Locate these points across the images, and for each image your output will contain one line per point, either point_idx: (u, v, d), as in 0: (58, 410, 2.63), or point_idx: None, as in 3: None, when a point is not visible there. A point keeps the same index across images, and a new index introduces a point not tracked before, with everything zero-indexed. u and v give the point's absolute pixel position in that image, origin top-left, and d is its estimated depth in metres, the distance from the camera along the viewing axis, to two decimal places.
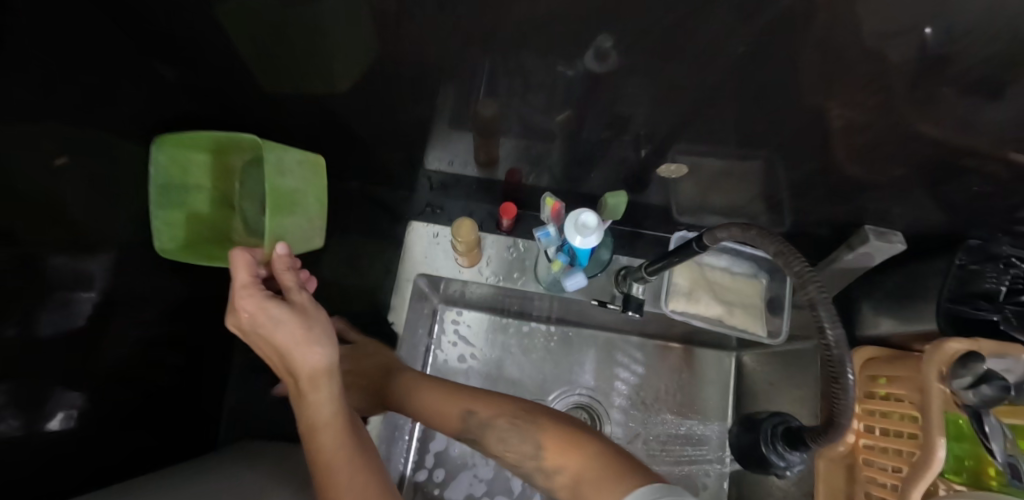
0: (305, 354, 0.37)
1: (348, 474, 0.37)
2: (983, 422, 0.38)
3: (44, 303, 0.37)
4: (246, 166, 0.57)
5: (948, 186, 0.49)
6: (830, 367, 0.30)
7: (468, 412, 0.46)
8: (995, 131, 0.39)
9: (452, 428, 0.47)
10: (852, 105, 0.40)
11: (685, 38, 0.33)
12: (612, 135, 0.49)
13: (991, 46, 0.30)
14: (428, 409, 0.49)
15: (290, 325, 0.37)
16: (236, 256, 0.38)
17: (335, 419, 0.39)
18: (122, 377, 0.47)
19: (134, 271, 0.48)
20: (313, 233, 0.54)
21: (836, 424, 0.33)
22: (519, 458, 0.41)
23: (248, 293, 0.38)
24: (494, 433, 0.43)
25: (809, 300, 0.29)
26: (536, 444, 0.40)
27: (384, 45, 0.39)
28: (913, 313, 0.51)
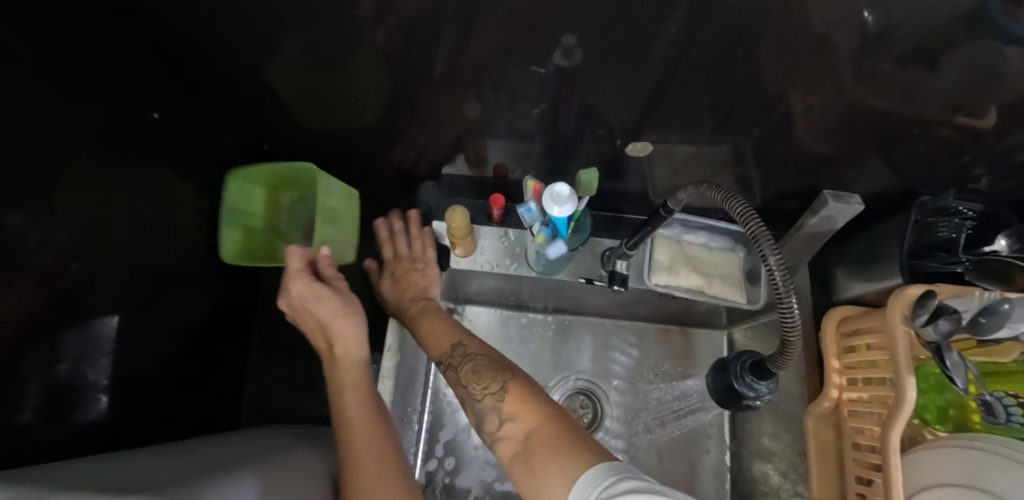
0: (342, 324, 0.49)
1: (365, 431, 0.43)
2: (943, 357, 0.41)
3: (80, 311, 0.40)
4: (292, 202, 0.68)
5: (898, 150, 0.53)
6: (776, 293, 0.33)
7: (459, 345, 0.49)
8: (928, 95, 0.44)
9: (439, 351, 0.50)
10: (798, 84, 0.44)
11: (638, 34, 0.38)
12: (586, 128, 0.54)
13: (902, 17, 0.35)
14: (430, 332, 0.53)
15: (332, 301, 0.49)
16: (294, 250, 0.49)
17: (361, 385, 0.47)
18: (149, 380, 0.51)
19: (163, 280, 0.53)
20: (347, 250, 0.64)
21: (791, 346, 0.36)
22: (482, 393, 0.42)
23: (299, 276, 0.48)
24: (469, 367, 0.45)
25: (751, 236, 0.33)
26: (503, 387, 0.42)
27: (381, 57, 0.44)
28: (881, 272, 0.55)
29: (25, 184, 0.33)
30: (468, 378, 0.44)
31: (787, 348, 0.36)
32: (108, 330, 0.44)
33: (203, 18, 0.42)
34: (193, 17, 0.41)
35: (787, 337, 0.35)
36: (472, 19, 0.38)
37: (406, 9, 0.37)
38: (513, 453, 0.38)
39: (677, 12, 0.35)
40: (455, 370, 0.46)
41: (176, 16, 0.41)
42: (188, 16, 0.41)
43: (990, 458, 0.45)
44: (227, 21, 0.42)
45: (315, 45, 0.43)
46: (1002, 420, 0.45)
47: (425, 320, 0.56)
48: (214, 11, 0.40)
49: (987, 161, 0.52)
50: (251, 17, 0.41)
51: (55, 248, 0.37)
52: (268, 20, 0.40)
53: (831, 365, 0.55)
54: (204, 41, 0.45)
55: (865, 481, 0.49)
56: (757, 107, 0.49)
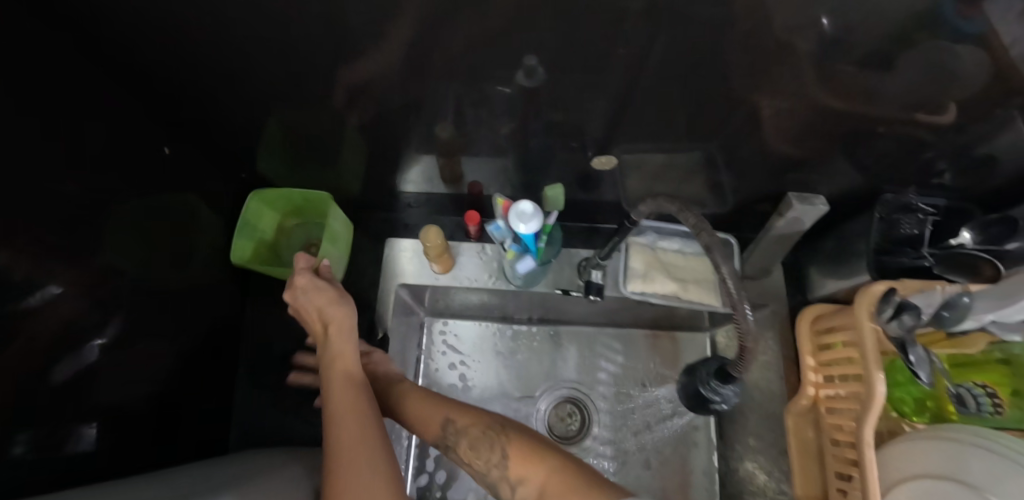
0: (337, 309, 0.55)
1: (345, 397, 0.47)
2: (906, 352, 0.42)
3: (66, 349, 0.41)
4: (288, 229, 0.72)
5: (862, 150, 0.54)
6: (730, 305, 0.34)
7: (448, 420, 0.48)
8: (886, 94, 0.45)
9: (432, 434, 0.49)
10: (760, 90, 0.45)
11: (597, 52, 0.40)
12: (557, 143, 0.55)
13: (850, 19, 0.36)
14: (416, 413, 0.52)
15: (328, 291, 0.57)
16: (300, 255, 0.59)
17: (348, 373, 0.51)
18: (139, 405, 0.51)
19: (150, 307, 0.53)
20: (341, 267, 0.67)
21: (745, 348, 0.38)
22: (487, 465, 0.43)
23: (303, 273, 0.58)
24: (466, 442, 0.46)
25: (704, 245, 0.34)
26: (504, 454, 0.43)
27: (352, 76, 0.45)
28: (850, 270, 0.57)
29: (12, 212, 0.34)
30: (468, 456, 0.45)
31: (745, 352, 0.39)
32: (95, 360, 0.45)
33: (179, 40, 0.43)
34: (165, 36, 0.42)
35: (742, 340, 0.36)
36: (437, 38, 0.39)
37: (373, 28, 0.38)
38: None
39: (633, 24, 0.36)
40: (453, 449, 0.47)
41: (152, 39, 0.42)
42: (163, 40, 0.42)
43: (962, 447, 0.46)
44: (200, 41, 0.43)
45: (288, 64, 0.44)
46: (974, 410, 0.47)
47: (406, 404, 0.54)
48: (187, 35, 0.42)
49: (948, 156, 0.53)
50: (222, 37, 0.42)
51: (37, 276, 0.37)
52: (244, 40, 0.42)
53: (807, 363, 0.56)
54: (179, 63, 0.46)
55: (844, 477, 0.50)
56: (724, 114, 0.50)
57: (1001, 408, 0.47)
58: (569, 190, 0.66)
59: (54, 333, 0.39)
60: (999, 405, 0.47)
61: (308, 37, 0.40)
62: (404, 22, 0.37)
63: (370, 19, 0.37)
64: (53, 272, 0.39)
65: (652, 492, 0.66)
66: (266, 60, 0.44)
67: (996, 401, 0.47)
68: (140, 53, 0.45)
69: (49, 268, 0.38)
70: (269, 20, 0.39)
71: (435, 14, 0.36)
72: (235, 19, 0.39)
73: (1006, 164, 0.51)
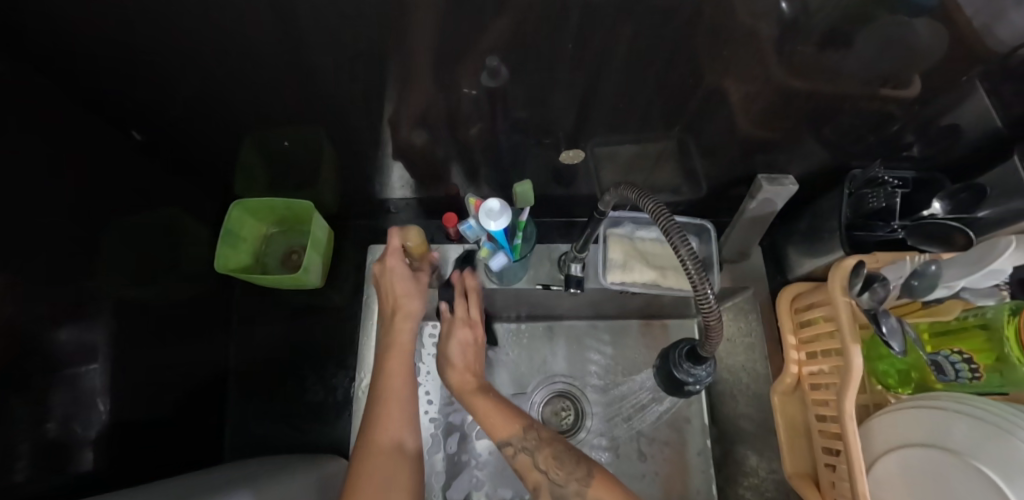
0: (409, 304, 0.59)
1: (399, 365, 0.56)
2: (879, 323, 0.43)
3: (58, 375, 0.42)
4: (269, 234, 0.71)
5: (828, 127, 0.54)
6: (692, 288, 0.35)
7: (531, 428, 0.54)
8: (850, 72, 0.45)
9: (500, 436, 0.54)
10: (723, 77, 0.46)
11: (555, 49, 0.40)
12: (526, 140, 0.56)
13: (805, 5, 0.36)
14: (486, 413, 0.56)
15: (409, 285, 0.59)
16: (392, 230, 0.58)
17: (403, 369, 0.57)
18: (136, 425, 0.52)
19: (142, 328, 0.54)
20: (317, 273, 0.69)
21: (713, 330, 0.38)
22: (567, 478, 0.49)
23: (394, 256, 0.58)
24: (546, 452, 0.52)
25: (664, 230, 0.35)
26: (588, 472, 0.49)
27: (319, 88, 0.46)
28: (824, 247, 0.58)
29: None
30: (547, 463, 0.51)
31: (710, 331, 0.39)
32: (91, 381, 0.46)
33: (152, 67, 0.43)
34: (138, 64, 0.43)
35: (707, 323, 0.37)
36: (399, 45, 0.39)
37: (336, 39, 0.38)
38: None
39: (590, 19, 0.36)
40: (531, 454, 0.52)
41: (123, 67, 0.43)
42: (133, 66, 0.43)
43: (941, 414, 0.47)
44: (170, 66, 0.43)
45: (254, 80, 0.45)
46: (952, 377, 0.49)
47: (479, 400, 0.58)
48: (152, 59, 0.42)
49: (915, 127, 0.53)
50: (187, 61, 0.42)
51: (20, 305, 0.38)
52: (215, 62, 0.42)
53: (789, 342, 0.57)
54: (152, 88, 0.46)
55: (831, 451, 0.51)
56: (693, 103, 0.50)
57: (978, 373, 0.47)
58: (544, 185, 0.66)
59: (42, 358, 0.40)
60: (976, 370, 0.47)
61: (274, 52, 0.40)
62: (365, 32, 0.37)
63: (333, 32, 0.37)
64: (36, 301, 0.39)
65: (648, 478, 0.67)
66: (237, 79, 0.45)
67: (973, 367, 0.48)
68: (111, 81, 0.45)
69: (34, 299, 0.39)
70: (235, 40, 0.39)
71: (395, 21, 0.36)
72: (202, 42, 0.39)
73: (971, 132, 0.52)
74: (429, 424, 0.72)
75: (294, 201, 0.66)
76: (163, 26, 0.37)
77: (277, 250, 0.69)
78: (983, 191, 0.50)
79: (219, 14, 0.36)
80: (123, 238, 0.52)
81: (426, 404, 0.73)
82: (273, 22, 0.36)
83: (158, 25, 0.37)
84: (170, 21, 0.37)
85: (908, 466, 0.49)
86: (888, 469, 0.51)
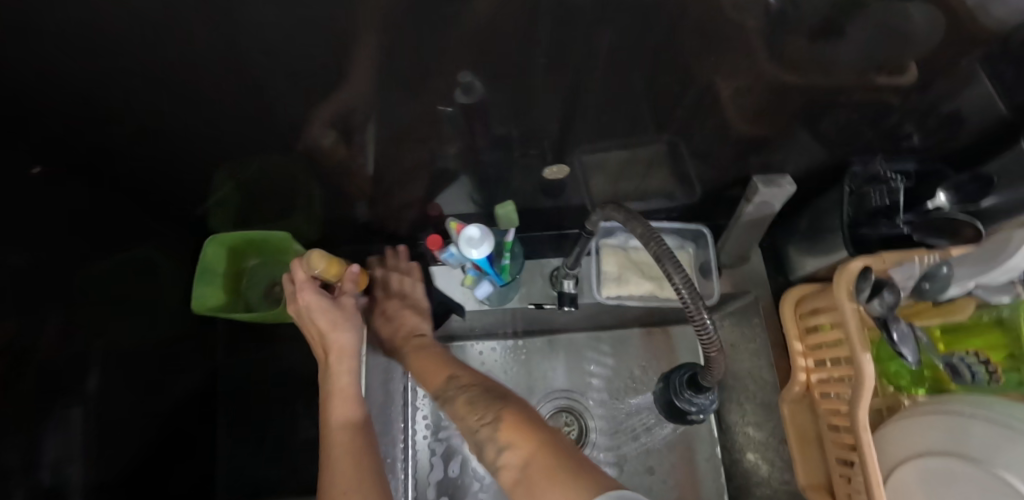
0: (338, 337, 0.56)
1: (338, 402, 0.54)
2: (890, 330, 0.41)
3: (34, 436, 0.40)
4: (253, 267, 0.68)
5: (824, 123, 0.52)
6: (687, 313, 0.32)
7: (453, 377, 0.53)
8: (845, 65, 0.42)
9: (434, 385, 0.54)
10: (712, 77, 0.43)
11: (531, 61, 0.38)
12: (508, 156, 0.54)
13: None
14: (419, 367, 0.57)
15: (332, 315, 0.56)
16: (295, 262, 0.56)
17: (350, 408, 0.54)
18: (128, 476, 0.50)
19: (124, 374, 0.52)
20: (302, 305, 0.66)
21: (714, 357, 0.36)
22: (478, 424, 0.46)
23: (305, 288, 0.56)
24: (464, 399, 0.50)
25: (656, 256, 0.33)
26: (497, 417, 0.45)
27: (287, 115, 0.43)
28: (828, 247, 0.55)
29: None
30: (464, 411, 0.49)
31: (711, 361, 0.37)
32: (79, 438, 0.45)
33: (108, 107, 0.41)
34: (95, 107, 0.40)
35: (709, 350, 0.34)
36: (362, 67, 0.36)
37: (297, 65, 0.36)
38: (514, 483, 0.39)
39: (563, 28, 0.34)
40: (450, 404, 0.51)
41: (79, 110, 0.41)
42: (90, 109, 0.41)
43: (957, 419, 0.45)
44: (127, 104, 0.41)
45: (217, 111, 0.42)
46: (969, 379, 0.45)
47: (419, 357, 0.59)
48: (106, 99, 0.40)
49: (916, 118, 0.51)
50: (143, 98, 0.40)
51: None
52: (173, 96, 0.40)
53: (795, 348, 0.55)
54: (113, 130, 0.44)
55: (846, 462, 0.49)
56: (681, 106, 0.47)
57: (997, 375, 0.44)
58: (532, 199, 0.64)
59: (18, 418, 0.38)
60: (995, 373, 0.44)
61: (234, 82, 0.38)
62: (324, 54, 0.35)
63: (290, 57, 0.35)
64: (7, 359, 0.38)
65: (658, 491, 0.66)
66: (199, 111, 0.43)
67: (991, 370, 0.44)
68: (69, 126, 0.43)
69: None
70: (189, 71, 0.37)
71: (352, 40, 0.33)
72: (156, 76, 0.37)
73: (973, 119, 0.50)
74: (430, 448, 0.71)
75: (271, 234, 0.63)
76: (111, 61, 0.35)
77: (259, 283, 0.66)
78: (992, 181, 0.48)
79: (168, 46, 0.34)
80: (98, 283, 0.50)
81: (425, 427, 0.72)
82: (226, 50, 0.34)
83: (107, 62, 0.35)
84: (119, 56, 0.34)
85: (929, 476, 0.46)
86: (905, 477, 0.49)
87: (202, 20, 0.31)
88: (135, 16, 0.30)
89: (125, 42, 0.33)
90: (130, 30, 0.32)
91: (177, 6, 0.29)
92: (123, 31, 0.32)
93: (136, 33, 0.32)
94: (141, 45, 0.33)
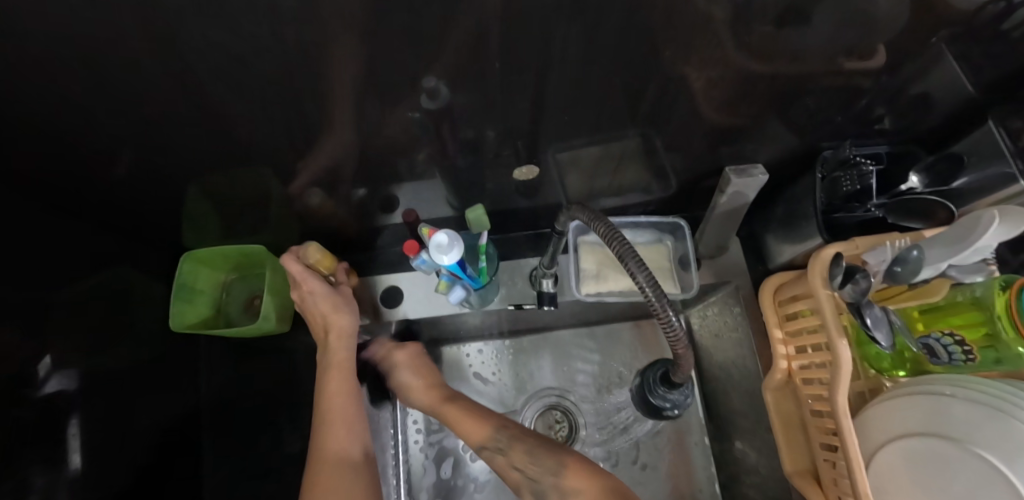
0: (339, 321, 0.58)
1: (336, 379, 0.57)
2: (863, 316, 0.41)
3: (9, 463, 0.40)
4: (232, 281, 0.69)
5: (795, 109, 0.51)
6: (652, 309, 0.34)
7: (501, 426, 0.55)
8: (811, 51, 0.42)
9: (477, 436, 0.56)
10: (680, 69, 0.43)
11: (492, 62, 0.37)
12: (480, 158, 0.53)
13: None
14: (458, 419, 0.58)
15: (333, 299, 0.58)
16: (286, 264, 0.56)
17: (341, 387, 0.57)
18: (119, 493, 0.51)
19: (116, 395, 0.53)
20: (285, 317, 0.67)
21: (683, 345, 0.37)
22: (541, 473, 0.50)
23: (308, 279, 0.57)
24: (519, 447, 0.53)
25: (619, 255, 0.33)
26: (560, 463, 0.50)
27: (250, 127, 0.43)
28: (802, 234, 0.55)
29: None
30: (522, 460, 0.52)
31: (679, 355, 0.39)
32: (69, 461, 0.46)
33: (66, 126, 0.40)
34: (49, 126, 0.40)
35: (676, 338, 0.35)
36: (319, 72, 0.36)
37: (252, 76, 0.35)
38: None
39: (522, 27, 0.33)
40: (505, 454, 0.53)
41: (31, 128, 0.40)
42: (42, 125, 0.40)
43: (937, 400, 0.45)
44: (84, 123, 0.40)
45: (179, 126, 0.42)
46: (946, 361, 0.47)
47: (450, 407, 0.60)
48: (62, 118, 0.39)
49: (886, 100, 0.50)
50: (100, 114, 0.39)
51: None
52: (130, 113, 0.40)
53: (775, 336, 0.55)
54: (74, 151, 0.44)
55: (829, 447, 0.49)
56: (650, 100, 0.47)
57: (972, 355, 0.45)
58: (508, 200, 0.63)
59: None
60: (969, 352, 0.45)
61: (190, 96, 0.38)
62: (276, 62, 0.34)
63: (242, 65, 0.34)
64: None
65: (650, 483, 0.66)
66: (157, 124, 0.42)
67: (966, 349, 0.46)
68: (27, 150, 0.42)
69: None
70: (143, 87, 0.36)
71: (306, 50, 0.33)
72: (106, 88, 0.36)
73: (940, 99, 0.50)
74: (422, 453, 0.71)
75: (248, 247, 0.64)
76: (57, 75, 0.34)
77: (241, 297, 0.67)
78: (962, 159, 0.49)
79: (113, 57, 0.33)
80: (77, 305, 0.50)
81: (416, 433, 0.72)
82: (178, 65, 0.34)
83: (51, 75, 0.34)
84: (63, 68, 0.33)
85: (910, 456, 0.47)
86: (884, 460, 0.49)
87: (144, 31, 0.30)
88: (71, 26, 0.29)
89: (66, 54, 0.32)
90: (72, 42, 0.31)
91: (116, 19, 0.29)
92: (64, 43, 0.31)
93: (78, 44, 0.31)
94: (85, 57, 0.32)
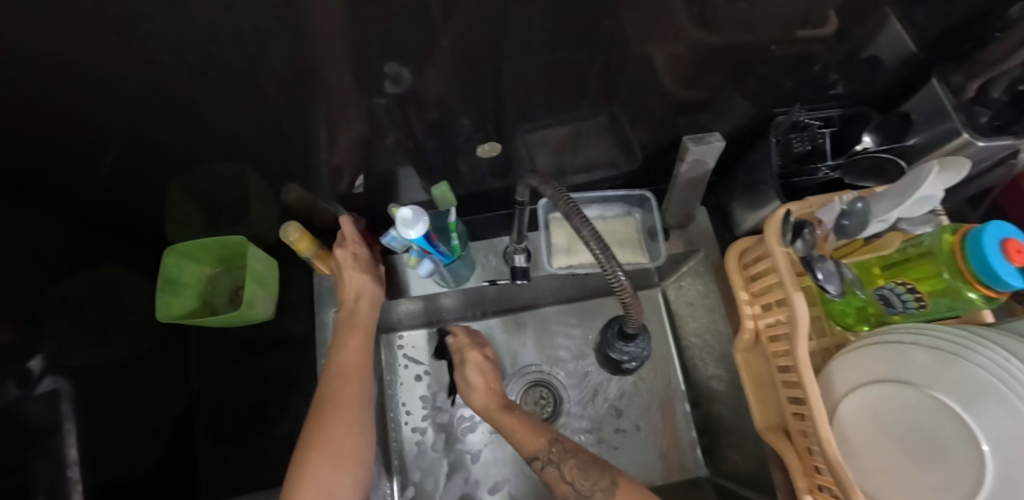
0: (372, 289, 0.64)
1: (359, 340, 0.61)
2: (814, 270, 0.44)
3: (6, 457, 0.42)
4: (215, 274, 0.72)
5: (749, 79, 0.53)
6: (604, 271, 0.36)
7: (555, 440, 0.59)
8: (760, 20, 0.43)
9: (532, 448, 0.59)
10: (633, 46, 0.44)
11: (446, 45, 0.38)
12: (446, 141, 0.55)
13: None
14: (514, 430, 0.60)
15: (366, 272, 0.63)
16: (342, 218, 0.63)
17: (362, 347, 0.61)
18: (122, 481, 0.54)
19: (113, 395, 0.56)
20: (271, 306, 0.70)
21: (630, 300, 0.40)
22: (592, 488, 0.53)
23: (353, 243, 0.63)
24: (572, 463, 0.56)
25: (566, 214, 0.36)
26: (612, 481, 0.53)
27: (218, 120, 0.44)
28: (762, 199, 0.58)
29: None
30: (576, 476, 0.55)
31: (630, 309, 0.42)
32: (67, 451, 0.48)
33: (36, 129, 0.41)
34: (22, 131, 0.41)
35: (622, 292, 0.39)
36: (280, 64, 0.37)
37: (213, 69, 0.37)
38: None
39: (471, 10, 0.35)
40: (558, 467, 0.56)
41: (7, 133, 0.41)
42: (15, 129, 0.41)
43: (897, 347, 0.47)
44: (55, 125, 0.41)
45: (149, 123, 0.43)
46: (900, 309, 0.49)
47: (506, 416, 0.62)
48: (33, 121, 0.40)
49: (838, 66, 0.52)
50: (68, 115, 0.40)
51: None
52: (99, 112, 0.41)
53: (741, 298, 0.57)
54: (48, 154, 0.45)
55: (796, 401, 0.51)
56: (610, 77, 0.48)
57: (924, 301, 0.47)
58: (481, 181, 0.65)
59: None
60: (921, 299, 0.47)
61: (156, 91, 0.39)
62: (238, 55, 0.35)
63: (204, 60, 0.36)
64: None
65: (637, 447, 0.68)
66: (128, 122, 0.43)
67: (918, 296, 0.47)
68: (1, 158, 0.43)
69: None
70: (108, 86, 0.38)
71: (265, 42, 0.34)
72: (76, 88, 0.37)
73: (889, 61, 0.52)
74: (415, 434, 0.73)
75: (230, 239, 0.67)
76: (24, 79, 0.35)
77: (226, 289, 0.70)
78: (906, 117, 0.53)
79: (79, 58, 0.34)
80: (65, 304, 0.52)
81: (407, 415, 0.74)
82: (139, 62, 0.35)
83: (20, 78, 0.35)
84: (31, 72, 0.35)
85: (874, 403, 0.49)
86: (851, 411, 0.51)
87: (104, 30, 0.31)
88: (32, 28, 0.31)
89: (29, 57, 0.33)
90: (36, 43, 0.32)
91: (73, 17, 0.30)
92: (23, 44, 0.32)
93: (39, 46, 0.32)
94: (47, 56, 0.34)
